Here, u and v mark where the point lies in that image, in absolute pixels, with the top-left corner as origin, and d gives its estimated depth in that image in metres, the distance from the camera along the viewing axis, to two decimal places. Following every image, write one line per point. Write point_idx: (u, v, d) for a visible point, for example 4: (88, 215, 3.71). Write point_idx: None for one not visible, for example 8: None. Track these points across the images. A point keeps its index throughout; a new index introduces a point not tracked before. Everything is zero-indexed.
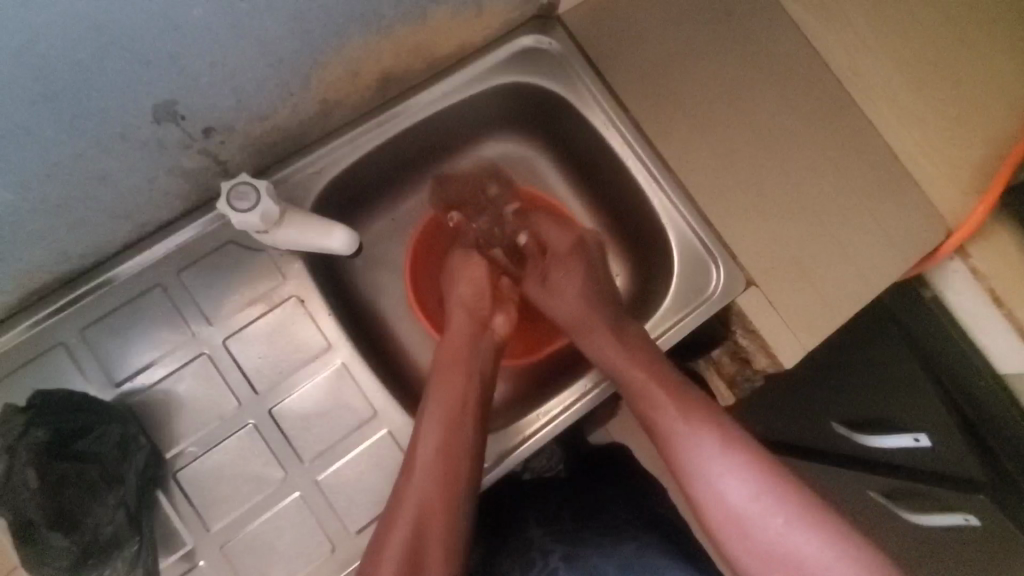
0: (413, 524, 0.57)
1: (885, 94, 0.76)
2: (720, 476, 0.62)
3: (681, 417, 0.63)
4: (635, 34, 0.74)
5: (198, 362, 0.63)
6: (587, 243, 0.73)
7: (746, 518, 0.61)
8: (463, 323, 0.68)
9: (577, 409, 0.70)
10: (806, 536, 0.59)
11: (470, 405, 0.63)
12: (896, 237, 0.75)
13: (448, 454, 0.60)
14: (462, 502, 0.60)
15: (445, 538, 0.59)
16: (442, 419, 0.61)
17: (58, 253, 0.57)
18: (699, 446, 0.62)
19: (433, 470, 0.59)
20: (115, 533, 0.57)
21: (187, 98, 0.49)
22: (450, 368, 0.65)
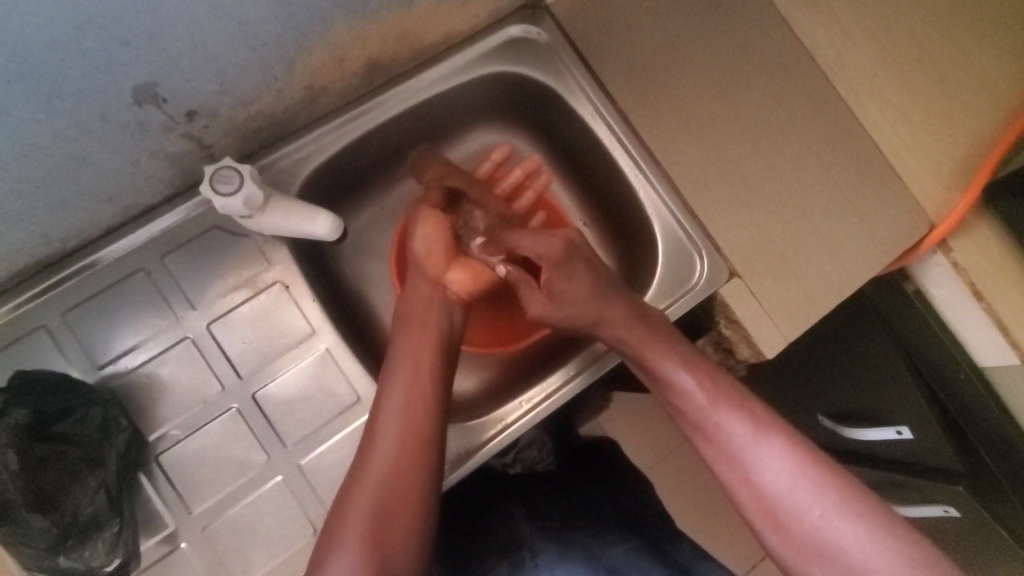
0: (378, 481, 0.55)
1: (871, 89, 0.76)
2: (746, 457, 0.58)
3: (708, 399, 0.61)
4: (624, 25, 0.74)
5: (181, 346, 0.63)
6: (577, 246, 0.65)
7: (782, 508, 0.56)
8: (424, 290, 0.67)
9: (558, 397, 0.70)
10: (849, 527, 0.54)
11: (432, 372, 0.61)
12: (879, 232, 0.76)
13: (411, 410, 0.58)
14: (432, 461, 0.57)
15: (414, 499, 0.55)
16: (407, 376, 0.60)
17: (39, 235, 0.57)
18: (728, 428, 0.59)
19: (397, 427, 0.57)
20: (95, 515, 0.57)
21: (168, 79, 0.49)
22: (414, 334, 0.63)
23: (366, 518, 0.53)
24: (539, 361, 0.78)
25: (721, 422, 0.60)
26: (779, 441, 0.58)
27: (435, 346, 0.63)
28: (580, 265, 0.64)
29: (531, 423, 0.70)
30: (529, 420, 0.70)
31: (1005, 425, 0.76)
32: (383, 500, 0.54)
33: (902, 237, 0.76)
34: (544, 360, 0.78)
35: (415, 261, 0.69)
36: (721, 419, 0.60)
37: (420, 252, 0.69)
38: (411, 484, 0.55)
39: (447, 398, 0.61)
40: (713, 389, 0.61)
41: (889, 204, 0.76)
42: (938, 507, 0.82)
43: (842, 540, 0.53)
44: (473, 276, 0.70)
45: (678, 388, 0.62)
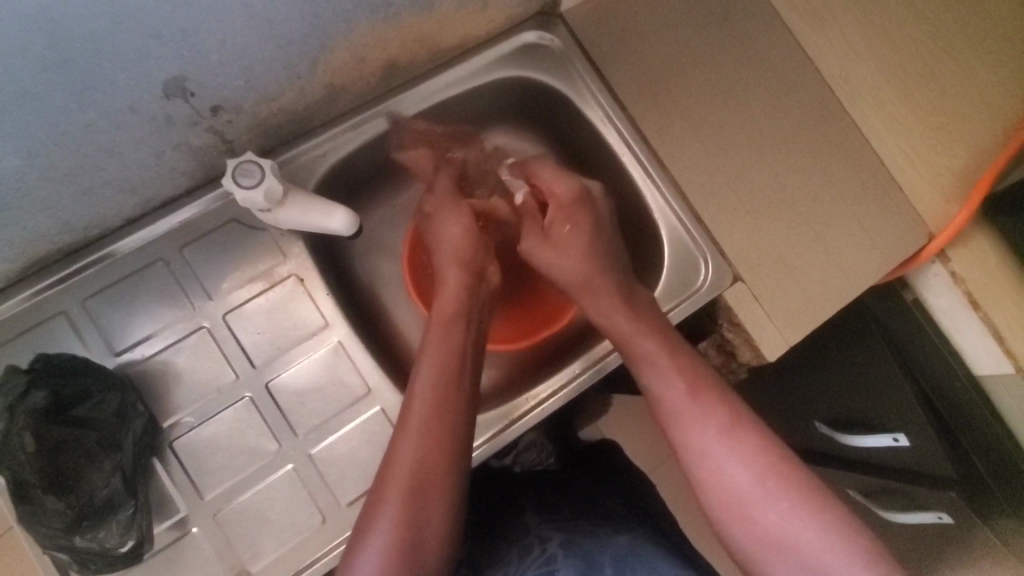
0: (410, 481, 0.54)
1: (873, 101, 0.78)
2: (727, 447, 0.58)
3: (686, 390, 0.61)
4: (635, 33, 0.76)
5: (197, 335, 0.64)
6: (590, 192, 0.72)
7: (748, 502, 0.55)
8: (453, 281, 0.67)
9: (565, 393, 0.73)
10: (813, 520, 0.53)
11: (463, 359, 0.61)
12: (880, 240, 0.77)
13: (444, 408, 0.58)
14: (462, 459, 0.58)
15: (444, 486, 0.55)
16: (438, 372, 0.59)
17: (63, 223, 0.58)
18: (703, 423, 0.59)
19: (430, 424, 0.57)
20: (110, 497, 0.58)
21: (197, 74, 0.51)
22: (442, 321, 0.63)
23: (401, 518, 0.52)
24: (547, 357, 0.80)
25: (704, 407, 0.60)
26: (755, 434, 0.58)
27: (464, 332, 0.63)
28: (585, 213, 0.70)
29: (540, 417, 0.73)
30: (536, 416, 0.72)
31: (983, 408, 0.80)
32: (416, 501, 0.54)
33: (903, 245, 0.78)
34: (552, 358, 0.80)
35: (443, 249, 0.69)
36: (708, 406, 0.60)
37: (451, 235, 0.70)
38: (442, 472, 0.56)
39: (476, 396, 0.61)
40: (695, 378, 0.61)
41: (890, 213, 0.78)
42: (932, 514, 0.86)
43: (807, 534, 0.53)
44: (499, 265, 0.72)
45: (654, 374, 0.63)
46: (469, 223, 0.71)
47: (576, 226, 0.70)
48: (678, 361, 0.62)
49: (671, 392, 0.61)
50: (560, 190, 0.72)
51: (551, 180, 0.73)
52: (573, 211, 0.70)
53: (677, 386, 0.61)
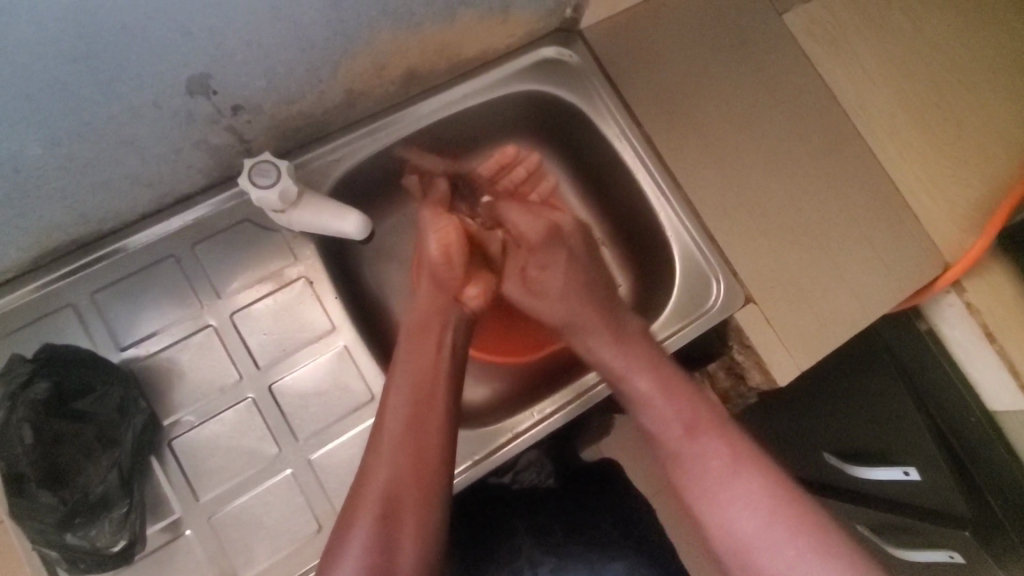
0: (382, 503, 0.54)
1: (885, 128, 0.80)
2: (727, 492, 0.58)
3: (685, 430, 0.61)
4: (654, 54, 0.77)
5: (203, 334, 0.64)
6: (561, 227, 0.72)
7: (753, 548, 0.56)
8: (428, 308, 0.67)
9: (570, 409, 0.71)
10: (821, 567, 0.53)
11: (438, 380, 0.61)
12: (895, 268, 0.77)
13: (418, 431, 0.57)
14: (439, 480, 0.57)
15: (418, 509, 0.55)
16: (412, 392, 0.60)
17: (78, 214, 0.58)
18: (704, 461, 0.60)
19: (404, 444, 0.57)
20: (105, 494, 0.57)
21: (221, 73, 0.51)
22: (418, 342, 0.64)
23: (370, 542, 0.52)
24: (553, 372, 0.79)
25: (706, 445, 0.60)
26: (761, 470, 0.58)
27: (439, 353, 0.63)
28: (561, 251, 0.72)
29: (544, 432, 0.71)
30: (541, 429, 0.71)
31: (999, 450, 0.77)
32: (387, 522, 0.53)
33: (917, 273, 0.77)
34: (559, 373, 0.78)
35: (430, 264, 0.70)
36: (704, 440, 0.61)
37: (435, 252, 0.69)
38: (416, 493, 0.55)
39: (455, 416, 0.61)
40: (693, 418, 0.62)
41: (904, 241, 0.78)
42: (943, 553, 0.81)
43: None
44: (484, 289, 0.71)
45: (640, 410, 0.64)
46: (456, 241, 0.70)
47: (549, 265, 0.72)
48: (674, 400, 0.63)
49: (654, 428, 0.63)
50: (529, 231, 0.72)
51: (522, 222, 0.73)
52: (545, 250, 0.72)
53: (677, 422, 0.62)
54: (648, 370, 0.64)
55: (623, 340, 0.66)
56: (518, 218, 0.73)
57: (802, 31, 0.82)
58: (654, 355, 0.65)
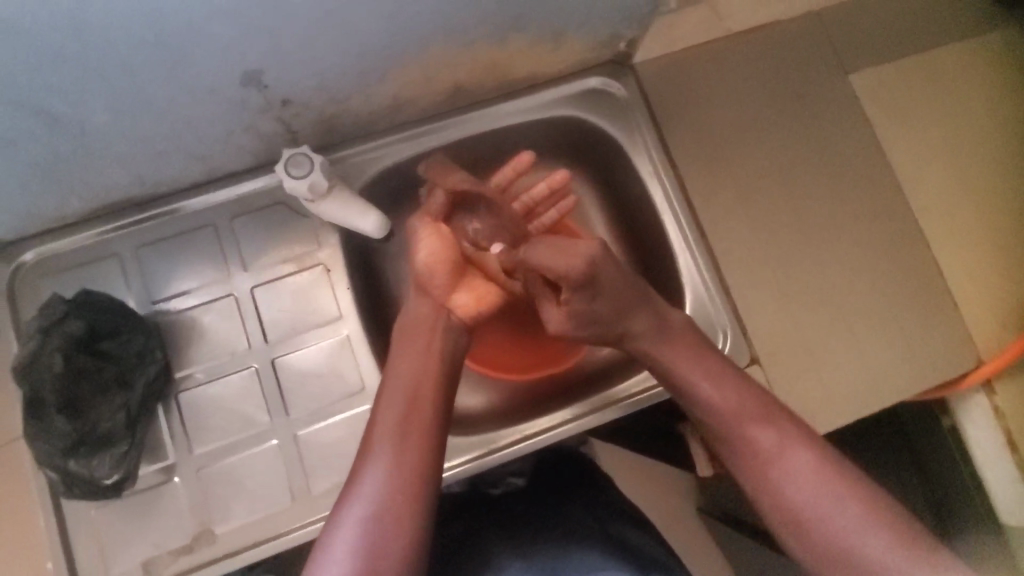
0: (371, 502, 0.55)
1: (938, 208, 0.77)
2: (776, 465, 0.59)
3: (731, 413, 0.62)
4: (705, 99, 0.77)
5: (225, 300, 0.69)
6: (602, 260, 0.62)
7: (806, 520, 0.57)
8: (422, 318, 0.68)
9: (560, 431, 0.73)
10: (872, 536, 0.54)
11: (427, 387, 0.63)
12: (921, 357, 0.74)
13: (407, 434, 0.59)
14: (427, 492, 0.58)
15: (409, 509, 0.56)
16: (403, 402, 0.61)
17: (134, 176, 0.64)
18: (754, 438, 0.61)
19: (395, 453, 0.58)
20: (110, 431, 0.63)
21: (273, 69, 0.55)
22: (409, 348, 0.65)
23: (357, 548, 0.53)
24: (548, 397, 0.81)
25: (757, 436, 0.60)
26: (801, 447, 0.59)
27: (436, 360, 0.65)
28: (600, 286, 0.62)
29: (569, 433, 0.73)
30: (562, 432, 0.72)
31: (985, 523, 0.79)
32: (378, 519, 0.55)
33: (945, 365, 0.74)
34: (553, 399, 0.80)
35: (417, 276, 0.70)
36: (756, 429, 0.61)
37: (422, 264, 0.69)
38: (405, 493, 0.56)
39: (443, 426, 0.62)
40: (741, 408, 0.62)
41: (937, 330, 0.74)
42: None
43: (868, 551, 0.54)
44: (478, 297, 0.71)
45: (698, 394, 0.64)
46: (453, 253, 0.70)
47: (594, 298, 0.63)
48: (722, 389, 0.63)
49: (715, 415, 0.63)
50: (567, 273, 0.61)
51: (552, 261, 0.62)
52: (586, 288, 0.62)
53: (729, 411, 0.62)
54: (710, 372, 0.64)
55: (673, 339, 0.66)
56: (546, 262, 0.62)
57: (868, 93, 0.79)
58: (706, 356, 0.66)
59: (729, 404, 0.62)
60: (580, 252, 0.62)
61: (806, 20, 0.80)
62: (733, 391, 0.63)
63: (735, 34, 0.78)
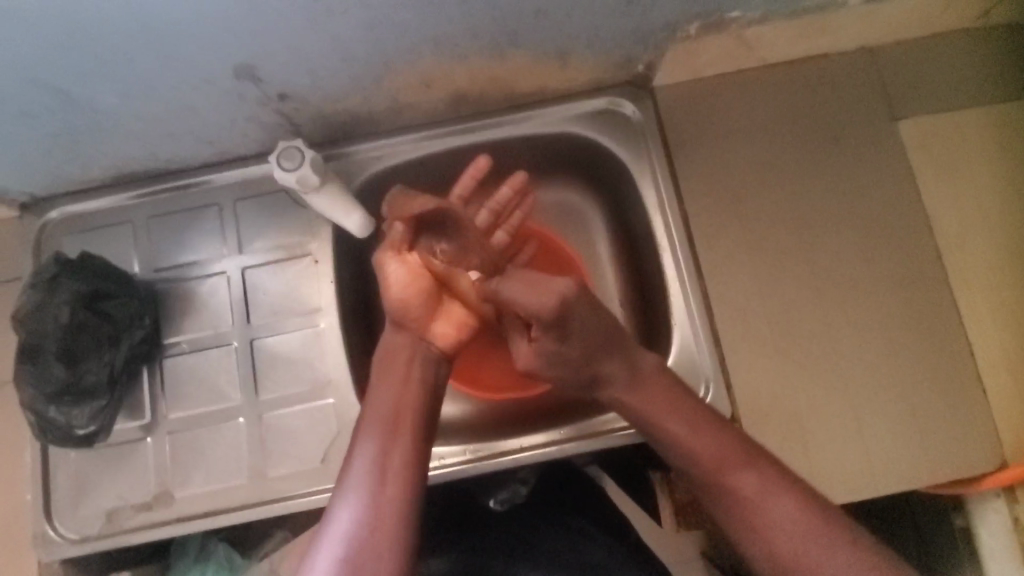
0: (347, 534, 0.54)
1: (979, 281, 0.69)
2: (761, 513, 0.56)
3: (717, 463, 0.58)
4: (725, 132, 0.72)
5: (217, 278, 0.72)
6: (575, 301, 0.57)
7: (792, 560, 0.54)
8: (397, 349, 0.62)
9: (546, 450, 0.70)
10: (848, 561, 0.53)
11: (405, 412, 0.60)
12: (932, 447, 0.66)
13: (384, 463, 0.57)
14: (408, 522, 0.55)
15: (387, 539, 0.54)
16: (380, 430, 0.59)
17: (147, 151, 0.68)
18: (739, 480, 0.57)
19: (370, 487, 0.56)
20: (94, 385, 0.66)
21: (265, 66, 0.57)
22: (386, 375, 0.61)
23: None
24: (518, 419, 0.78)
25: (740, 484, 0.57)
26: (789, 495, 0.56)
27: (416, 383, 0.61)
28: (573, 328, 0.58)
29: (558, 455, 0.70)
30: (551, 452, 0.70)
31: None
32: (353, 553, 0.53)
33: (959, 460, 0.66)
34: (523, 422, 0.78)
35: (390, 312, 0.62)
36: (734, 473, 0.57)
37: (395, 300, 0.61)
38: (383, 523, 0.54)
39: (424, 446, 0.60)
40: (729, 458, 0.58)
41: (958, 419, 0.66)
42: None
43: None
44: (457, 325, 0.64)
45: (676, 437, 0.60)
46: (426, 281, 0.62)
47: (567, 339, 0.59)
48: (703, 438, 0.59)
49: (701, 454, 0.58)
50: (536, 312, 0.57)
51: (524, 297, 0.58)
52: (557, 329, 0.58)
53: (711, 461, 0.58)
54: (687, 415, 0.60)
55: (645, 381, 0.61)
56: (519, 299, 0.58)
57: (916, 143, 0.72)
58: (680, 396, 0.61)
59: (717, 454, 0.58)
60: (553, 289, 0.57)
61: (858, 56, 0.73)
62: (713, 440, 0.59)
63: (772, 65, 0.73)
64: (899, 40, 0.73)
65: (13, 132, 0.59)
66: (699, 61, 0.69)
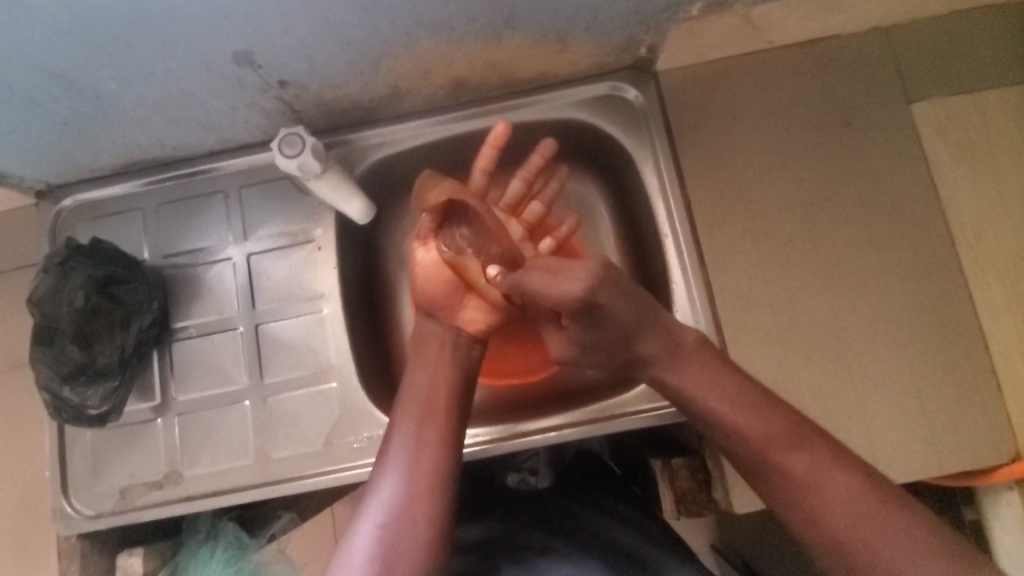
0: (388, 507, 0.55)
1: (996, 269, 0.66)
2: (816, 491, 0.52)
3: (764, 434, 0.55)
4: (730, 115, 0.71)
5: (223, 264, 0.74)
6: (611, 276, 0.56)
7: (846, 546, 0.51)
8: (432, 336, 0.65)
9: (569, 432, 0.69)
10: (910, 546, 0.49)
11: (441, 391, 0.61)
12: (940, 440, 0.64)
13: (423, 439, 0.58)
14: (446, 496, 0.56)
15: (425, 512, 0.55)
16: (417, 408, 0.60)
17: (154, 138, 0.69)
18: (791, 456, 0.54)
19: (413, 461, 0.57)
20: (105, 366, 0.68)
21: (262, 52, 0.58)
22: (423, 357, 0.64)
23: (373, 554, 0.52)
24: (516, 405, 0.78)
25: (789, 461, 0.54)
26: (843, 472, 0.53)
27: (452, 361, 0.63)
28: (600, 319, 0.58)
29: (561, 439, 0.70)
30: (550, 438, 0.69)
31: None
32: (394, 524, 0.54)
33: (969, 452, 0.64)
34: (523, 407, 0.78)
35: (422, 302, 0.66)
36: (787, 454, 0.54)
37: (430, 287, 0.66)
38: (422, 498, 0.55)
39: (462, 424, 0.61)
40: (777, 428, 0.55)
41: (970, 412, 0.64)
42: None
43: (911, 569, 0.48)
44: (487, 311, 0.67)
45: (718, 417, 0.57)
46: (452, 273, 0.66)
47: (596, 324, 0.58)
48: (750, 415, 0.56)
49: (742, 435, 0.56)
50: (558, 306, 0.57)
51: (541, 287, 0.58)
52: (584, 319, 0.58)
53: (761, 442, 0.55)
54: (731, 394, 0.57)
55: (681, 357, 0.59)
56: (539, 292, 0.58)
57: (931, 126, 0.69)
58: (729, 372, 0.58)
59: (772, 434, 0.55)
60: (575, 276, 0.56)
61: (872, 36, 0.71)
62: (759, 418, 0.55)
63: (780, 47, 0.71)
64: (915, 18, 0.70)
65: (24, 120, 0.61)
66: (703, 42, 0.68)
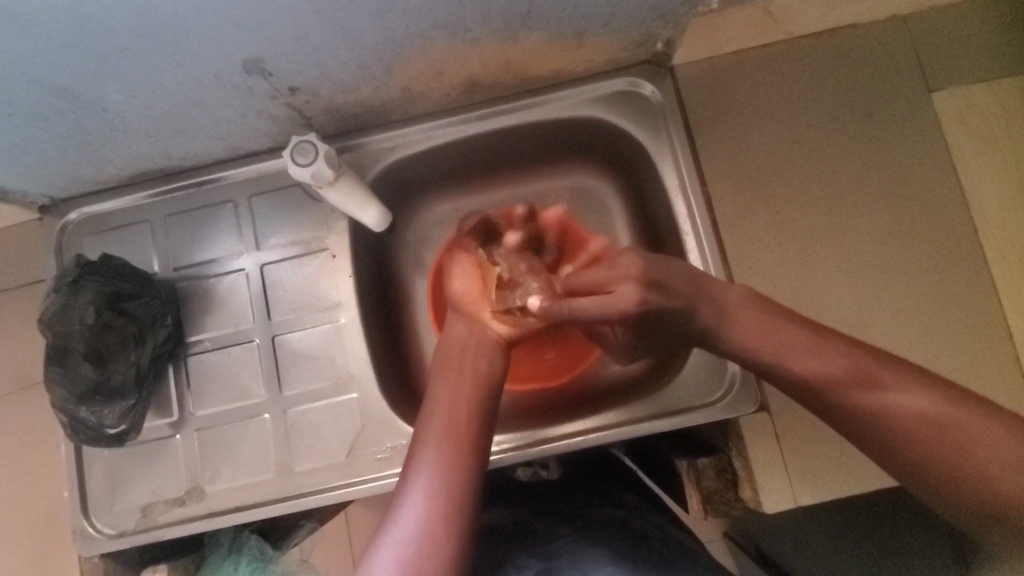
0: (416, 507, 0.53)
1: (1018, 257, 0.65)
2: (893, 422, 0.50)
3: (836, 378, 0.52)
4: (748, 109, 0.70)
5: (236, 275, 0.72)
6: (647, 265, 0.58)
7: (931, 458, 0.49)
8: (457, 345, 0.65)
9: (600, 436, 0.69)
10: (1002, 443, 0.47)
11: (467, 396, 0.61)
12: None
13: (449, 438, 0.58)
14: (473, 498, 0.55)
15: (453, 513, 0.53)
16: (445, 411, 0.60)
17: (161, 150, 0.68)
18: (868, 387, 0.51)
19: (441, 462, 0.56)
20: (122, 383, 0.66)
21: (274, 59, 0.56)
22: (451, 364, 0.64)
23: (404, 552, 0.51)
24: (536, 409, 0.77)
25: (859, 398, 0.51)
26: (927, 392, 0.50)
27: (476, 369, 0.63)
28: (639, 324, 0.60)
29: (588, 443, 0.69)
30: (579, 442, 0.69)
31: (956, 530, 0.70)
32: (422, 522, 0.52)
33: None
34: (543, 411, 0.77)
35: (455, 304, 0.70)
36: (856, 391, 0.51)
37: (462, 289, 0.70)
38: (448, 499, 0.54)
39: (488, 428, 0.60)
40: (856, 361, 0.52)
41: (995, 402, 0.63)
42: None
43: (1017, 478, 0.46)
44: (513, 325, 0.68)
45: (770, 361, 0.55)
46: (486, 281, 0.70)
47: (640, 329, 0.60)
48: (821, 356, 0.52)
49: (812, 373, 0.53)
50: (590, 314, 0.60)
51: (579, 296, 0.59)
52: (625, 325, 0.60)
53: (831, 382, 0.52)
54: (792, 339, 0.54)
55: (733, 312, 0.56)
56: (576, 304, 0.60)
57: (951, 114, 0.68)
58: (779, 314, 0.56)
59: (839, 372, 0.51)
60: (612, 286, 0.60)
61: (890, 24, 0.69)
62: (824, 358, 0.52)
63: (796, 37, 0.70)
64: (934, 6, 0.69)
65: (27, 135, 0.59)
66: (721, 35, 0.66)
